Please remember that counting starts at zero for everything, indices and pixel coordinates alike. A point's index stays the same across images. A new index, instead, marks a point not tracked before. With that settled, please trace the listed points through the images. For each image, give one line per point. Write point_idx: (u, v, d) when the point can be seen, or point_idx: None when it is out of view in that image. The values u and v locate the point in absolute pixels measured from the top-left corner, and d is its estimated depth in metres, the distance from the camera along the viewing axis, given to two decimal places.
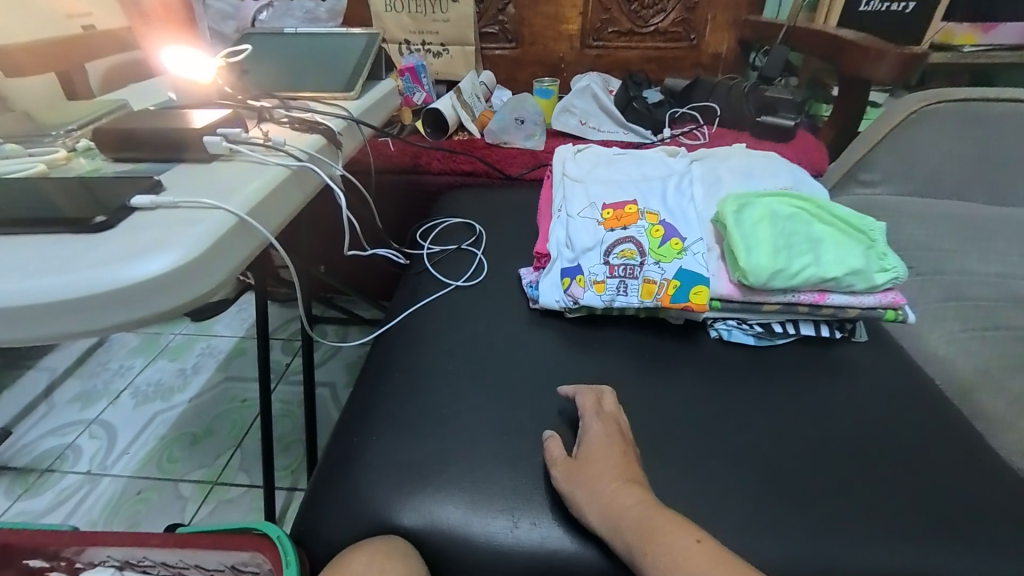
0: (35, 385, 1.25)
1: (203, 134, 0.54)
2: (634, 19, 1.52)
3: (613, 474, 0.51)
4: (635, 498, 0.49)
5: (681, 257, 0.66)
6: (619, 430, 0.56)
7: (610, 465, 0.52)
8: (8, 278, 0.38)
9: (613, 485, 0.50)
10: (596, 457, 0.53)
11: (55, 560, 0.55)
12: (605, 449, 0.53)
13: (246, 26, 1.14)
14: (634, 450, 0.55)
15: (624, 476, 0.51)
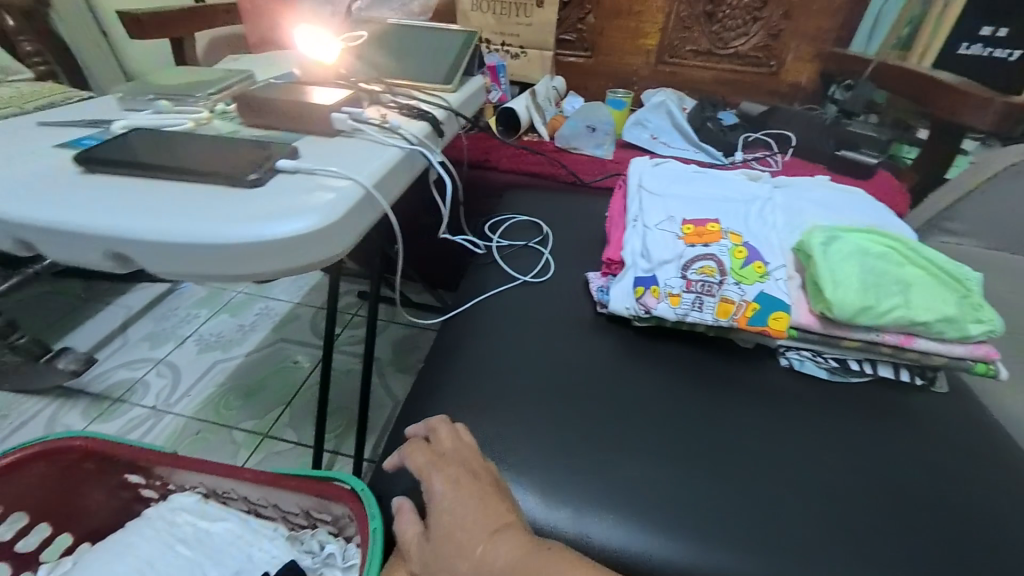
0: (113, 320, 1.39)
1: (331, 110, 0.59)
2: (714, 40, 1.50)
3: (478, 530, 0.43)
4: (511, 550, 0.41)
5: (763, 280, 0.66)
6: (465, 470, 0.49)
7: (474, 525, 0.44)
8: (180, 218, 0.43)
9: (475, 545, 0.42)
10: (462, 511, 0.45)
11: (151, 478, 0.63)
12: (466, 496, 0.46)
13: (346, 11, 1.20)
14: (498, 498, 0.47)
15: (490, 528, 0.43)
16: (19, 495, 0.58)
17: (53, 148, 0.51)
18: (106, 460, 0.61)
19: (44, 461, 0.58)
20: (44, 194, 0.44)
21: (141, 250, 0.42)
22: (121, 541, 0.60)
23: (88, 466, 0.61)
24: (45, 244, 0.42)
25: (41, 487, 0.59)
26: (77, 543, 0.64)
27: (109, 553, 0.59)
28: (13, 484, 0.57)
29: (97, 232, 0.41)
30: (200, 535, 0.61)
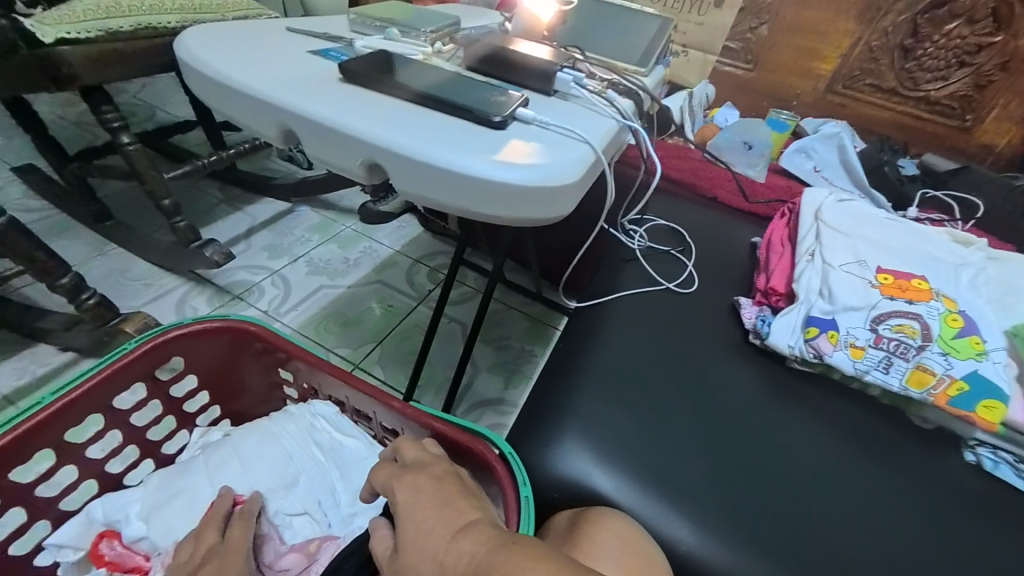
0: (240, 225, 1.54)
1: (557, 69, 0.58)
2: (904, 78, 1.27)
3: (445, 529, 0.39)
4: (474, 546, 0.37)
5: (979, 360, 0.58)
6: (431, 474, 0.45)
7: (433, 529, 0.39)
8: (433, 143, 0.43)
9: (438, 549, 0.37)
10: (428, 511, 0.41)
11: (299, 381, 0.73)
12: (430, 496, 0.42)
13: None
14: (467, 499, 0.42)
15: (453, 525, 0.39)
16: (199, 361, 0.69)
17: (307, 54, 0.54)
18: (265, 354, 0.70)
19: (221, 339, 0.69)
20: (319, 95, 0.47)
21: (395, 165, 0.44)
22: (267, 429, 0.70)
23: (256, 350, 0.70)
24: (313, 142, 0.46)
25: (213, 359, 0.70)
26: (220, 416, 0.77)
27: (258, 437, 0.69)
28: (197, 349, 0.68)
29: (363, 140, 0.43)
30: (333, 445, 0.69)
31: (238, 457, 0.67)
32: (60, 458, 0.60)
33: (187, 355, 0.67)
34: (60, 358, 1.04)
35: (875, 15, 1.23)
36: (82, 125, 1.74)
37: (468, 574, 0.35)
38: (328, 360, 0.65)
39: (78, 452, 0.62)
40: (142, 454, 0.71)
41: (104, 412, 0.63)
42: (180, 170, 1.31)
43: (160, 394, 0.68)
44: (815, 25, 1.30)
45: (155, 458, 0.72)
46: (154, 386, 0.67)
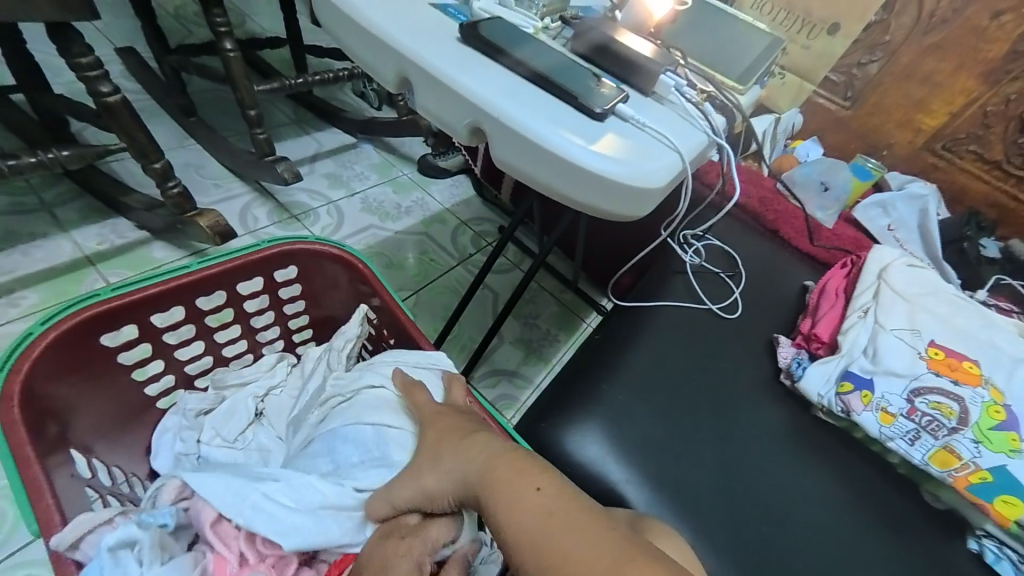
0: (308, 149, 1.61)
1: (661, 70, 0.57)
2: (1012, 153, 1.19)
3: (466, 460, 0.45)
4: (478, 460, 0.43)
5: (1013, 456, 0.56)
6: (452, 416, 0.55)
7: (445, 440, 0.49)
8: (536, 118, 0.45)
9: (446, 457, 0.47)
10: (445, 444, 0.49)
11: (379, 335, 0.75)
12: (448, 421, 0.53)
13: None
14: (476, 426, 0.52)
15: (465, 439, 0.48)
16: (312, 274, 0.70)
17: (427, 5, 0.55)
18: (364, 289, 0.71)
19: (336, 264, 0.70)
20: (442, 51, 0.48)
21: (500, 133, 0.46)
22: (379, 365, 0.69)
23: (353, 281, 0.71)
24: (423, 92, 0.48)
25: (323, 279, 0.71)
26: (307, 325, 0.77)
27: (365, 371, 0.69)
28: (314, 265, 0.69)
29: (475, 104, 0.45)
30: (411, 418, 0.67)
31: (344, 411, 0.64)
32: (188, 315, 0.64)
33: (304, 266, 0.69)
34: (136, 233, 1.14)
35: (1000, 79, 1.14)
36: (181, 18, 1.81)
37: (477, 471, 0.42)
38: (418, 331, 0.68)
39: (202, 317, 0.66)
40: (241, 333, 0.72)
41: (227, 291, 0.65)
42: (267, 84, 1.37)
43: (270, 291, 0.69)
44: (930, 74, 1.22)
45: (249, 341, 0.74)
46: (267, 285, 0.68)
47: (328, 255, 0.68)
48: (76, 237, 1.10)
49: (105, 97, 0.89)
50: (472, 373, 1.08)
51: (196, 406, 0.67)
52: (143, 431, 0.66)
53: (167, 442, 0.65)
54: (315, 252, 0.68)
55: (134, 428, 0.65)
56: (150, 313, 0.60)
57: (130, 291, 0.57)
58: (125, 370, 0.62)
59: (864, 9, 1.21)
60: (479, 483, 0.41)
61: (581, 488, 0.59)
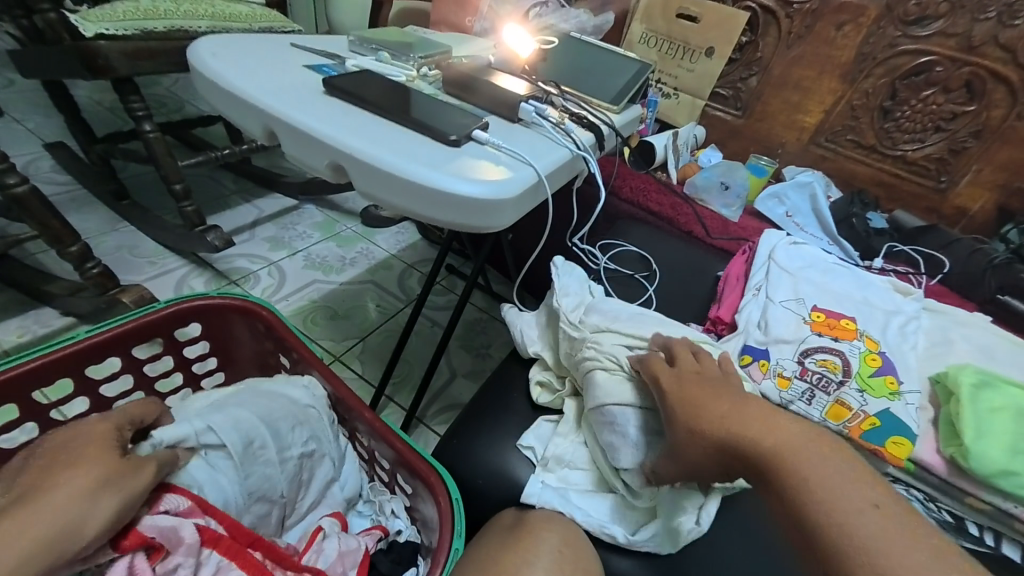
0: (247, 216, 1.64)
1: (520, 100, 0.64)
2: (882, 137, 1.33)
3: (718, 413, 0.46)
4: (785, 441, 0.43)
5: (893, 399, 0.61)
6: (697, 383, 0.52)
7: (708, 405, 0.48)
8: (394, 153, 0.49)
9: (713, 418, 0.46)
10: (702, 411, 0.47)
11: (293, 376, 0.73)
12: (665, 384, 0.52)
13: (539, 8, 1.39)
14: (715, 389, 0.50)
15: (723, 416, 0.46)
16: (217, 328, 0.70)
17: (302, 68, 0.61)
18: (272, 335, 0.70)
19: (239, 315, 0.70)
20: (301, 104, 0.53)
21: (356, 167, 0.50)
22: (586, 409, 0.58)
23: (261, 330, 0.70)
24: (290, 141, 0.52)
25: (230, 333, 0.71)
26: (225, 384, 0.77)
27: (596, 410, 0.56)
28: (219, 320, 0.69)
29: (329, 145, 0.50)
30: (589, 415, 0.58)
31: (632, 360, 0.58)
32: (80, 387, 0.62)
33: (208, 322, 0.69)
34: (60, 320, 1.11)
35: (857, 78, 1.31)
36: (117, 110, 1.87)
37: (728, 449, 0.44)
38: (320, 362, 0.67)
39: (96, 387, 0.63)
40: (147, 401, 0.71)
41: (124, 356, 0.64)
42: (195, 159, 1.41)
43: (174, 351, 0.68)
44: (799, 81, 1.38)
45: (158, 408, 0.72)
46: (169, 345, 0.67)
47: (231, 307, 0.69)
48: None
49: (12, 188, 0.90)
50: (422, 412, 1.07)
51: None
52: None
53: None
54: (216, 305, 0.68)
55: None
56: (35, 389, 0.58)
57: (9, 367, 0.55)
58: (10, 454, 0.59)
59: (730, 33, 1.41)
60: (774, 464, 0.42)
61: (494, 498, 0.58)
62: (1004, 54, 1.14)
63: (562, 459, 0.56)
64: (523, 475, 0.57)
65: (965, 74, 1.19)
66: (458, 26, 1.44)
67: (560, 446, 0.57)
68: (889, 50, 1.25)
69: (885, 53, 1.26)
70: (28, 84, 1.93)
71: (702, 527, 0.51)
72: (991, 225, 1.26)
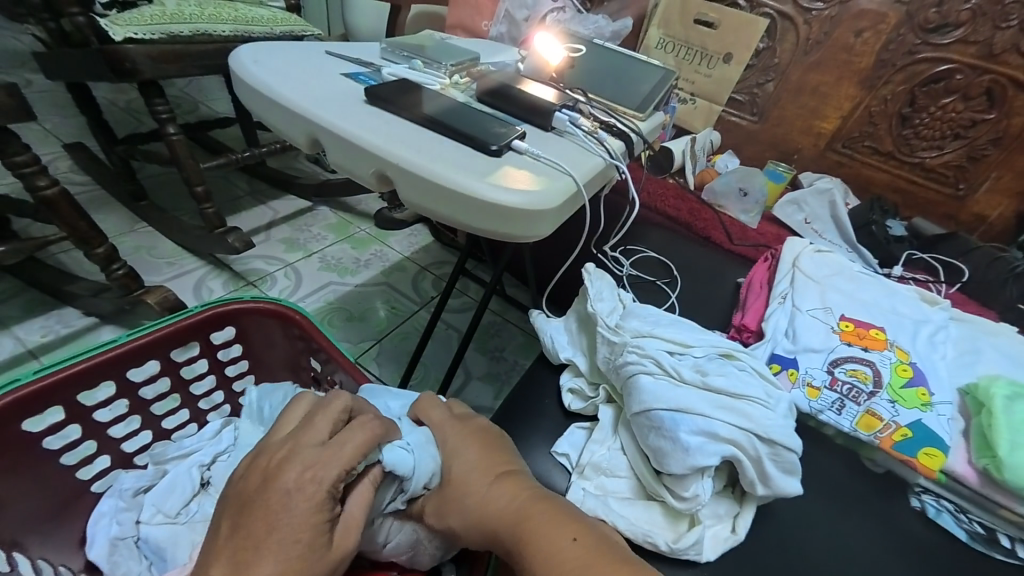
0: (263, 217, 1.66)
1: (555, 109, 0.65)
2: (901, 144, 1.33)
3: (477, 485, 0.47)
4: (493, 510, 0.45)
5: (923, 410, 0.62)
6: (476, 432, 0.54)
7: (477, 468, 0.49)
8: (440, 163, 0.50)
9: (481, 490, 0.47)
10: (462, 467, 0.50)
11: (323, 378, 0.73)
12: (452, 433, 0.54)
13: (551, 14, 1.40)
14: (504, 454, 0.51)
15: (492, 472, 0.48)
16: (250, 332, 0.70)
17: (341, 76, 0.62)
18: (304, 339, 0.71)
19: (272, 319, 0.70)
20: (345, 113, 0.54)
21: (402, 176, 0.50)
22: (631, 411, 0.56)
23: (293, 334, 0.71)
24: (334, 150, 0.53)
25: (263, 337, 0.72)
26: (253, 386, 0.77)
27: (645, 414, 0.54)
28: (252, 324, 0.70)
29: (376, 155, 0.50)
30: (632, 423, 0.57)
31: (673, 369, 0.57)
32: (120, 390, 0.62)
33: (241, 326, 0.69)
34: (82, 320, 1.12)
35: (875, 84, 1.31)
36: (132, 111, 1.89)
37: (507, 508, 0.45)
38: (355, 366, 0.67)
39: (135, 390, 0.64)
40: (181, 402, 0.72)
41: (161, 359, 0.64)
42: (215, 162, 1.42)
43: (209, 354, 0.69)
44: (817, 87, 1.38)
45: (190, 409, 0.73)
46: (204, 349, 0.68)
47: (264, 311, 0.69)
48: (17, 333, 1.07)
49: (43, 190, 0.91)
50: None
51: (134, 485, 0.64)
52: (76, 524, 0.62)
53: (104, 528, 0.61)
54: (250, 309, 0.68)
55: (67, 519, 0.62)
56: (78, 392, 0.59)
57: (55, 370, 0.56)
58: (53, 455, 0.59)
59: (748, 39, 1.41)
60: (514, 534, 0.43)
61: None
62: None
63: (602, 468, 0.56)
64: (559, 482, 0.57)
65: (985, 82, 1.19)
66: (476, 31, 1.45)
67: (596, 455, 0.57)
68: (909, 57, 1.25)
69: (905, 60, 1.25)
70: (45, 85, 1.94)
71: (738, 536, 0.52)
72: (1009, 232, 1.27)
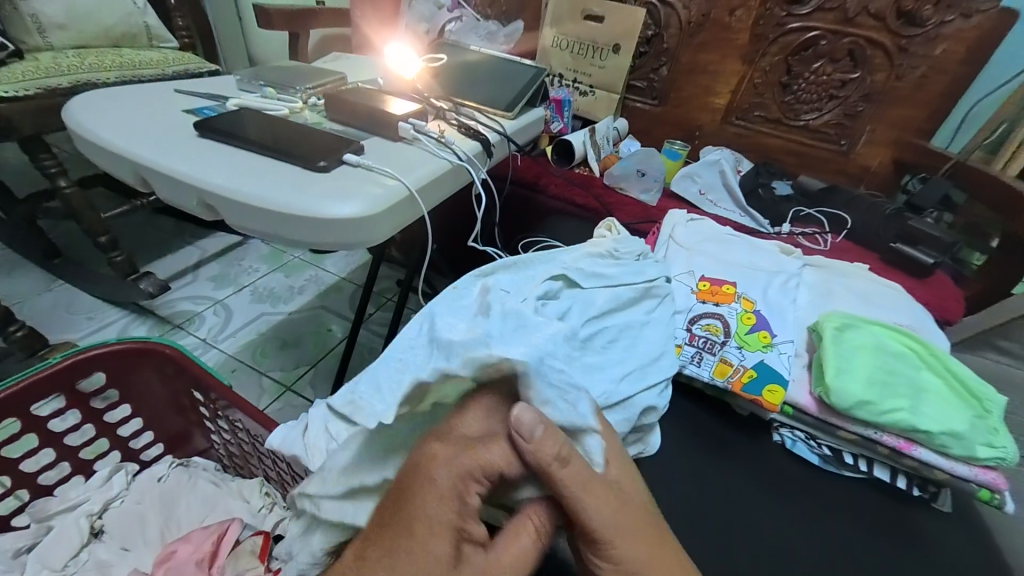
0: (190, 257, 1.63)
1: (399, 119, 0.68)
2: (786, 109, 1.42)
3: None
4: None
5: (765, 351, 0.67)
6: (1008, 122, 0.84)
7: None
8: (261, 185, 0.52)
9: None
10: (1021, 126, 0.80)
11: (209, 404, 0.74)
12: None
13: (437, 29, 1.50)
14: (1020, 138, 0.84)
15: None
16: (123, 374, 0.70)
17: (182, 112, 0.64)
18: (181, 370, 0.72)
19: (145, 357, 0.71)
20: (169, 148, 0.56)
21: (225, 204, 0.52)
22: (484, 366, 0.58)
23: (170, 368, 0.72)
24: (160, 185, 0.55)
25: (139, 376, 0.72)
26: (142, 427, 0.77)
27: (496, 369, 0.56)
28: (122, 366, 0.70)
29: (197, 186, 0.52)
30: None
31: None
32: None
33: (110, 371, 0.69)
34: None
35: (754, 57, 1.40)
36: None
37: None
38: (231, 389, 0.69)
39: None
40: (59, 456, 0.71)
41: (22, 418, 0.64)
42: (125, 208, 1.40)
43: (80, 404, 0.69)
44: (706, 65, 1.47)
45: (72, 462, 0.73)
46: (70, 397, 0.67)
47: (132, 352, 0.70)
48: None
49: None
50: None
51: (13, 546, 0.65)
52: None
53: None
54: (115, 353, 0.69)
55: None
56: None
57: None
58: None
59: (632, 27, 1.43)
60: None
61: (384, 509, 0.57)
62: (877, 22, 1.24)
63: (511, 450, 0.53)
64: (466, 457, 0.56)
65: (846, 44, 1.29)
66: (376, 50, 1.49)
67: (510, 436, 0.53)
68: (779, 29, 1.34)
69: (776, 32, 1.35)
70: None
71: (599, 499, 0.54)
72: (892, 179, 1.37)
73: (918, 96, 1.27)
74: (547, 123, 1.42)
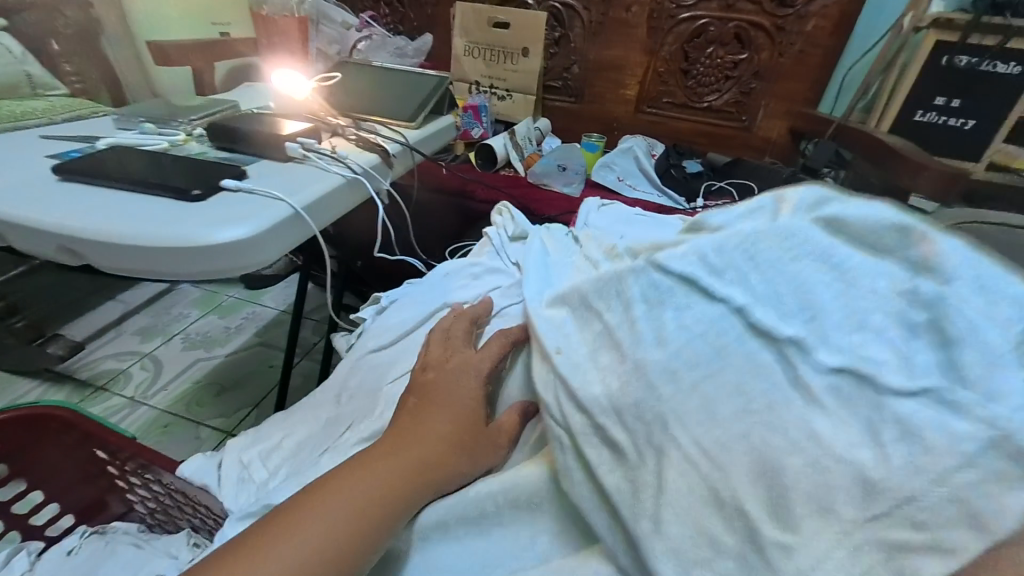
0: (111, 313, 1.53)
1: (286, 140, 0.67)
2: (690, 94, 1.52)
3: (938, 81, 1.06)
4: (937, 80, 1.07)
5: None
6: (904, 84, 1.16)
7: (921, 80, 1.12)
8: (125, 221, 0.50)
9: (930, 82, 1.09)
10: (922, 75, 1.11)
11: (114, 460, 0.74)
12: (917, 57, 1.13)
13: (347, 50, 1.50)
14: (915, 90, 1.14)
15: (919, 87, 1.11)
16: (17, 445, 0.71)
17: (43, 158, 0.61)
18: (81, 429, 0.72)
19: (41, 423, 0.71)
20: (23, 196, 0.53)
21: (88, 246, 0.50)
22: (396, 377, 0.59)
23: (68, 430, 0.72)
24: (16, 236, 0.51)
25: (37, 445, 0.72)
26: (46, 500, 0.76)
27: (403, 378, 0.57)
28: (16, 436, 0.71)
29: (54, 230, 0.50)
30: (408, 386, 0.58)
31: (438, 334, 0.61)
32: None
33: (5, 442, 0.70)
34: None
35: (655, 48, 1.49)
36: None
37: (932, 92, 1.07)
38: (133, 438, 0.70)
39: None
40: None
41: None
42: None
43: None
44: (613, 60, 1.54)
45: None
46: None
47: (27, 418, 0.71)
48: None
49: None
50: None
51: None
52: None
53: None
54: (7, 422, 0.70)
55: None
56: None
57: None
58: None
59: (538, 31, 1.48)
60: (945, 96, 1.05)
61: None
62: (755, 6, 1.35)
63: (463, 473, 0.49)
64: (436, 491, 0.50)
65: (732, 29, 1.40)
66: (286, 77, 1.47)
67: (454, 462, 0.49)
68: (672, 20, 1.43)
69: (669, 23, 1.44)
70: None
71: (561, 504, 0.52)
72: (791, 146, 1.48)
73: (800, 69, 1.39)
74: (467, 130, 1.45)
